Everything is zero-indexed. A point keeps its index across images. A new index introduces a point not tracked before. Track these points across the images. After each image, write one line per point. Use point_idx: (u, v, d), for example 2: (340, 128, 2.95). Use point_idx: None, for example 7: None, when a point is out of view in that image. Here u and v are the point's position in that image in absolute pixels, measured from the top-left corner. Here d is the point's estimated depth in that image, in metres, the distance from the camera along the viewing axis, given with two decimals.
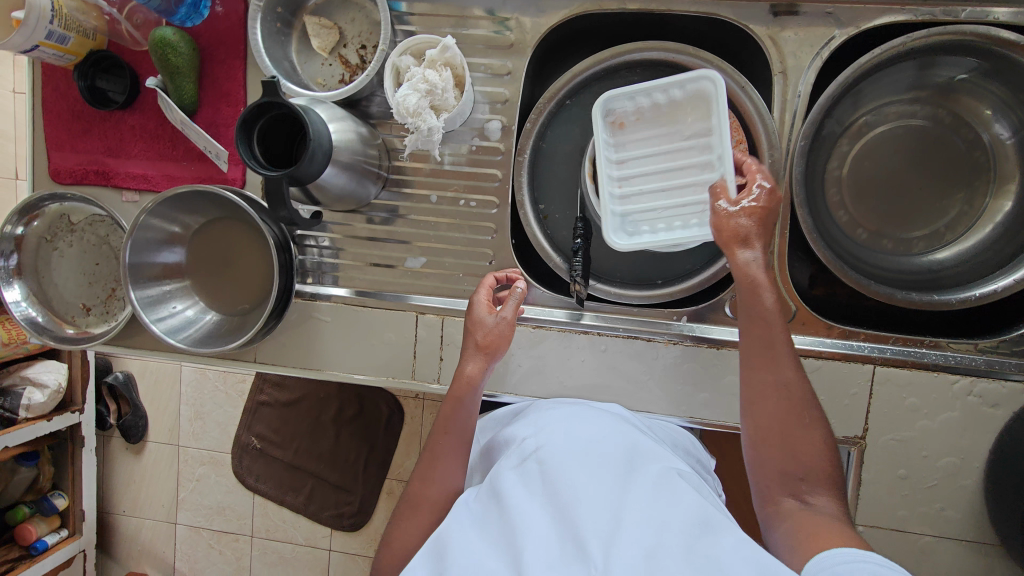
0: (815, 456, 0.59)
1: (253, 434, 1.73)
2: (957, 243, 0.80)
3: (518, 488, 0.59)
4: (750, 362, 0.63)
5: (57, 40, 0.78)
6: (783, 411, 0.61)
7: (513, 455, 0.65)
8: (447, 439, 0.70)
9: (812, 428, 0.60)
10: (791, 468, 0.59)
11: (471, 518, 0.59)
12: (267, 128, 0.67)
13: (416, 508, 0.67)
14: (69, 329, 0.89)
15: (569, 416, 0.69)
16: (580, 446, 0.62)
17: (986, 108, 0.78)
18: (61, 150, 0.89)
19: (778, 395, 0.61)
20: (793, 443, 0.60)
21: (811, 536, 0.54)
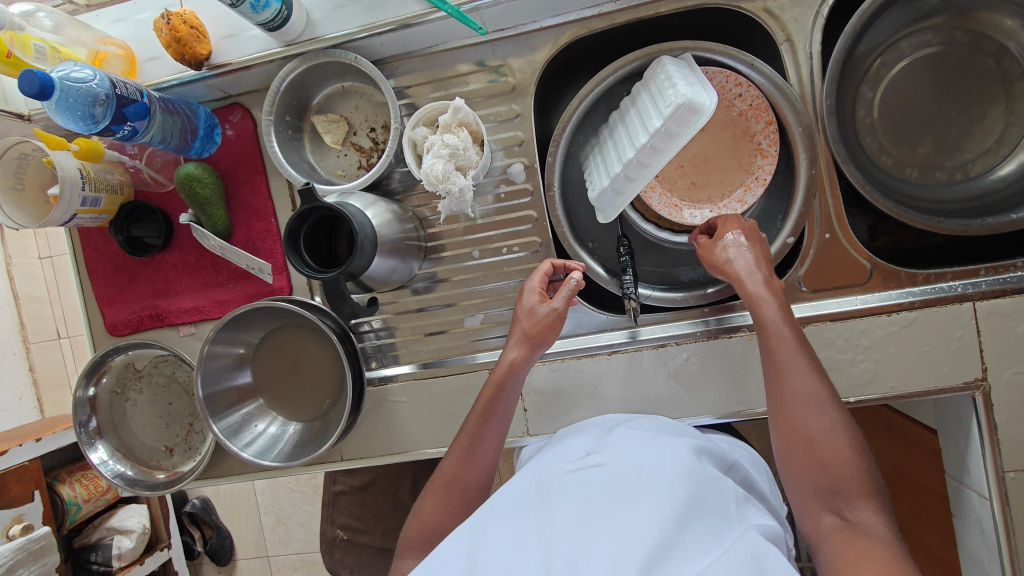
0: (849, 464, 0.55)
1: (338, 525, 1.56)
2: (1016, 155, 0.76)
3: (565, 502, 0.54)
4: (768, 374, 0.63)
5: (91, 204, 0.81)
6: (808, 411, 0.58)
7: (574, 460, 0.62)
8: (487, 438, 0.69)
9: (841, 441, 0.57)
10: (826, 484, 0.56)
11: (508, 513, 0.55)
12: (311, 232, 0.67)
13: (445, 495, 0.67)
14: (158, 475, 0.89)
15: (636, 437, 0.63)
16: (647, 464, 0.57)
17: (1005, 18, 0.75)
18: (112, 305, 0.92)
19: (798, 406, 0.59)
20: (822, 452, 0.56)
21: (850, 552, 0.50)
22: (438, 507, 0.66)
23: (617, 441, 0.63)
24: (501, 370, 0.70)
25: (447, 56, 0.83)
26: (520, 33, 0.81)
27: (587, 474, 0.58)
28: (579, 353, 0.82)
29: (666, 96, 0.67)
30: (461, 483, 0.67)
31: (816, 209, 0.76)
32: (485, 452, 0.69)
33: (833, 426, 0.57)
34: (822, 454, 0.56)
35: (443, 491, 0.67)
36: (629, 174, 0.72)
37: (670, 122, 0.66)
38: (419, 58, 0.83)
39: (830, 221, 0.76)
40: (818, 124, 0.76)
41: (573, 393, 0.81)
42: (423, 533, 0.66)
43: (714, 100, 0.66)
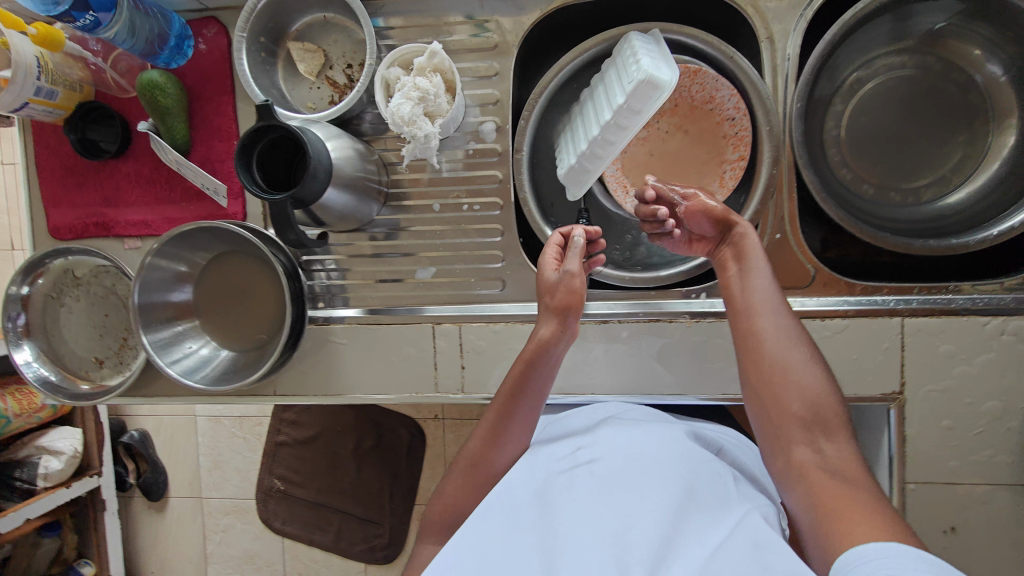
0: (823, 401, 0.60)
1: (275, 476, 1.62)
2: (966, 185, 0.79)
3: (566, 509, 0.60)
4: (737, 326, 0.66)
5: (45, 95, 0.78)
6: (784, 347, 0.63)
7: (564, 458, 0.67)
8: (518, 426, 0.69)
9: (813, 375, 0.61)
10: (803, 418, 0.59)
11: (514, 515, 0.60)
12: (266, 153, 0.66)
13: (471, 476, 0.69)
14: (83, 385, 0.88)
15: (616, 433, 0.69)
16: (634, 467, 0.64)
17: (976, 50, 0.77)
18: (58, 207, 0.89)
19: (769, 340, 0.63)
20: (795, 388, 0.60)
21: (825, 495, 0.54)
22: (457, 493, 0.68)
23: (604, 435, 0.69)
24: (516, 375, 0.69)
25: (435, 4, 0.81)
26: None
27: (581, 472, 0.64)
28: (524, 319, 0.83)
29: (630, 73, 0.68)
30: (483, 472, 0.68)
31: (770, 210, 0.77)
32: (512, 443, 0.69)
33: (808, 366, 0.62)
34: (793, 394, 0.60)
35: (466, 473, 0.69)
36: (595, 151, 0.73)
37: (632, 98, 0.67)
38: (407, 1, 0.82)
39: (782, 222, 0.78)
40: (786, 126, 0.77)
41: (512, 356, 0.83)
42: (445, 515, 0.68)
43: (675, 74, 0.66)
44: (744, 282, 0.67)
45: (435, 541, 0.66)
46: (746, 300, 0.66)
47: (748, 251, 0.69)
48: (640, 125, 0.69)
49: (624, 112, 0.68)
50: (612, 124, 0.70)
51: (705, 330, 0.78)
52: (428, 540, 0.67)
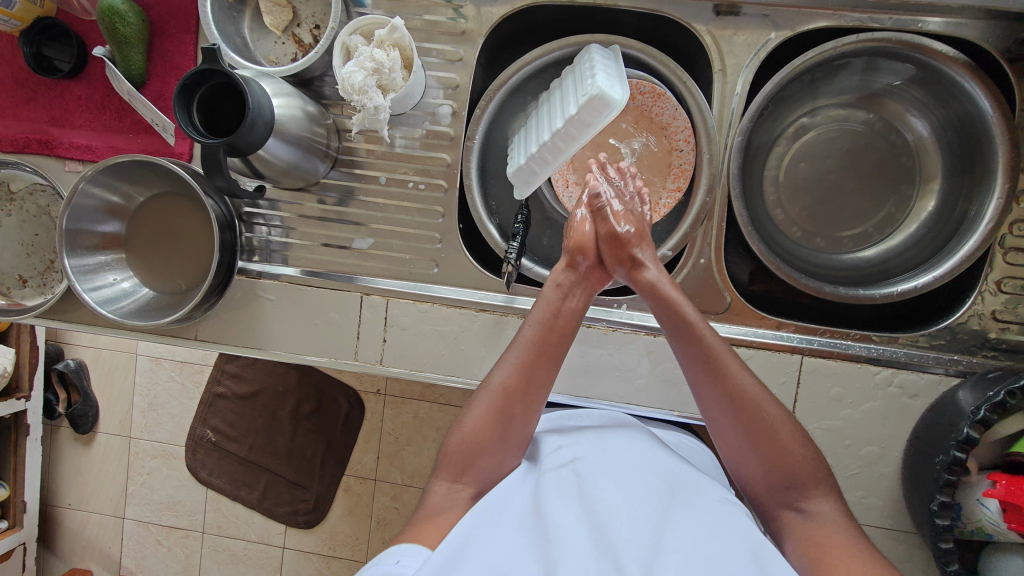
0: (803, 459, 0.62)
1: (208, 427, 1.67)
2: (884, 242, 0.83)
3: (558, 502, 0.57)
4: (699, 381, 0.65)
5: (2, 4, 0.78)
6: (752, 411, 0.62)
7: (550, 462, 0.65)
8: (534, 378, 0.66)
9: (785, 431, 0.62)
10: (781, 480, 0.62)
11: (505, 516, 0.57)
12: (208, 97, 0.67)
13: (498, 420, 0.65)
14: (0, 300, 0.87)
15: (600, 437, 0.68)
16: (625, 464, 0.62)
17: (907, 111, 0.82)
18: (2, 118, 0.88)
19: (735, 405, 0.63)
20: (775, 450, 0.62)
21: (818, 545, 0.56)
22: (467, 441, 0.64)
23: (585, 439, 0.68)
24: (546, 311, 0.69)
25: None
26: None
27: (565, 471, 0.62)
28: (453, 302, 0.85)
29: (586, 86, 0.70)
30: (514, 404, 0.65)
31: (699, 235, 0.80)
32: (530, 396, 0.66)
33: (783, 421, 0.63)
34: (783, 451, 0.62)
35: (495, 411, 0.65)
36: (544, 156, 0.75)
37: (584, 111, 0.69)
38: None
39: (707, 248, 0.80)
40: (726, 156, 0.80)
41: (433, 334, 0.84)
42: (462, 454, 0.64)
43: (626, 94, 0.68)
44: (703, 343, 0.65)
45: (452, 485, 0.64)
46: (709, 374, 0.64)
47: (665, 300, 0.69)
48: (590, 137, 0.71)
49: (575, 125, 0.70)
50: (563, 132, 0.72)
51: (620, 340, 0.80)
52: (441, 479, 0.65)
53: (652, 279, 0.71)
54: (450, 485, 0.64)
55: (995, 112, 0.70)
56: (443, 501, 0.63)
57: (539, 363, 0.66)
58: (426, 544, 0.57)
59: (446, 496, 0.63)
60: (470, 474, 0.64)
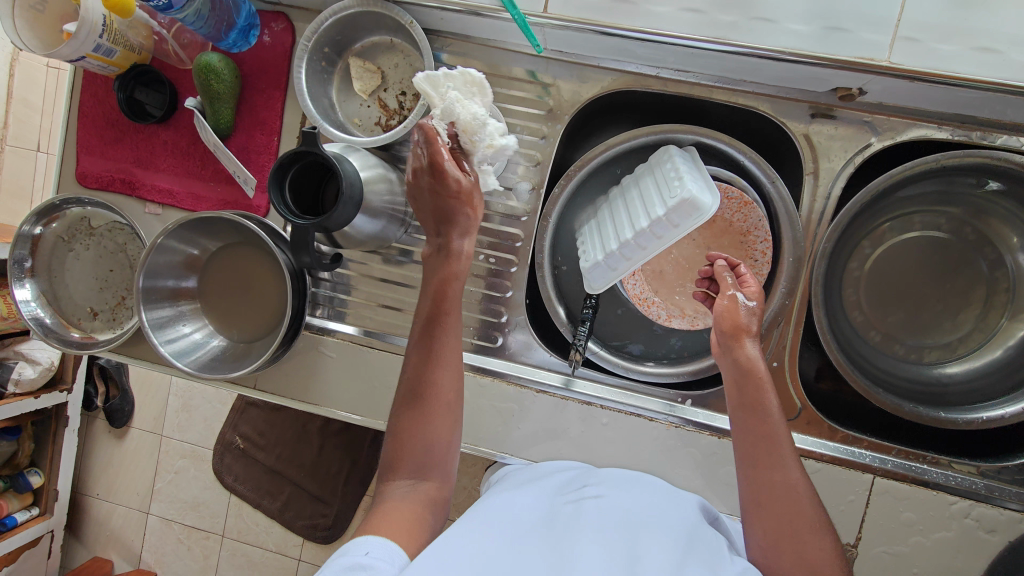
0: (828, 559, 0.57)
1: (238, 434, 1.65)
2: (968, 359, 0.80)
3: (579, 531, 0.57)
4: (753, 461, 0.62)
5: (104, 53, 0.79)
6: (789, 503, 0.59)
7: (570, 494, 0.66)
8: (442, 352, 0.65)
9: (824, 538, 0.58)
10: (802, 574, 0.56)
11: (513, 525, 0.58)
12: (299, 174, 0.67)
13: (418, 411, 0.64)
14: (74, 333, 0.89)
15: (622, 483, 0.69)
16: (638, 506, 0.63)
17: (1013, 236, 0.78)
18: (90, 155, 0.90)
19: (781, 496, 0.60)
20: (803, 547, 0.57)
21: None
22: (409, 438, 0.63)
23: (610, 480, 0.69)
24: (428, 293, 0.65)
25: (502, 54, 0.82)
26: (577, 61, 0.80)
27: (587, 503, 0.63)
28: (508, 378, 0.83)
29: (673, 188, 0.69)
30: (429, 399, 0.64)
31: (774, 337, 0.78)
32: (449, 362, 0.65)
33: (820, 533, 0.58)
34: (810, 549, 0.57)
35: (411, 409, 0.64)
36: (625, 252, 0.73)
37: (671, 213, 0.68)
38: (476, 44, 0.82)
39: (783, 351, 0.78)
40: (808, 260, 0.78)
41: (491, 411, 0.81)
42: (411, 457, 0.63)
43: (716, 201, 0.67)
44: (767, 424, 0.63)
45: (405, 477, 0.62)
46: (762, 455, 0.62)
47: (759, 387, 0.64)
48: (676, 239, 0.69)
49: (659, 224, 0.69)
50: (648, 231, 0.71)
51: (681, 437, 0.79)
52: (396, 476, 0.63)
53: (751, 355, 0.65)
54: (406, 481, 0.62)
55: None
56: (404, 493, 0.61)
57: (432, 329, 0.66)
58: (391, 536, 0.55)
59: (399, 491, 0.62)
60: (415, 465, 0.63)
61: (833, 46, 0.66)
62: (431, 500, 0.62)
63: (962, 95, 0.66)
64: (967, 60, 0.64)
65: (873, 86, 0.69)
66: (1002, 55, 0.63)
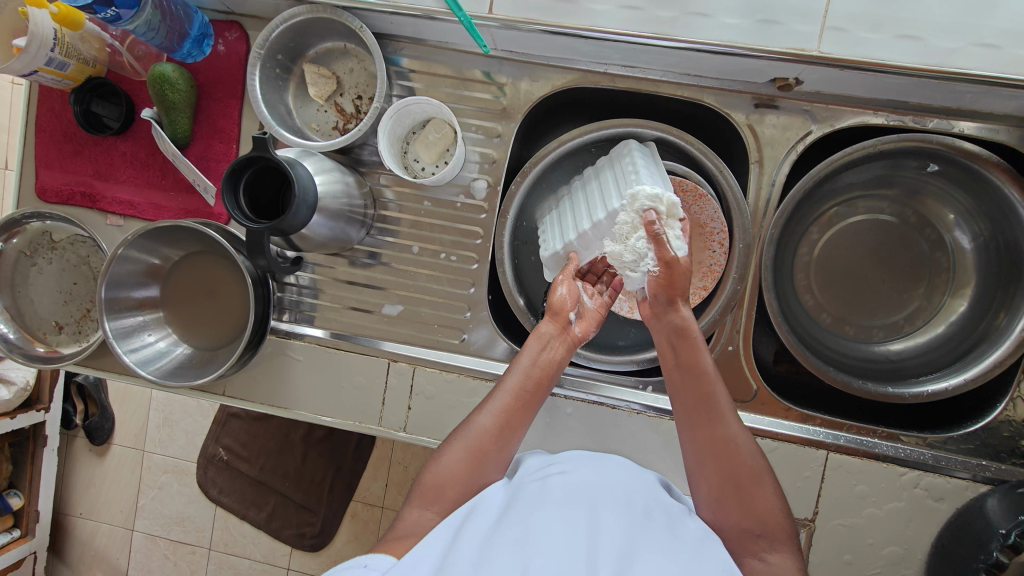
0: (775, 516, 0.60)
1: (221, 446, 1.63)
2: (914, 336, 0.83)
3: (540, 511, 0.55)
4: (694, 420, 0.64)
5: (56, 66, 0.79)
6: (731, 457, 0.61)
7: (535, 472, 0.64)
8: (514, 427, 0.66)
9: (765, 486, 0.61)
10: (746, 523, 0.60)
11: (479, 518, 0.56)
12: (253, 178, 0.69)
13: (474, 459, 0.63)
14: (39, 348, 0.89)
15: (586, 455, 0.66)
16: (603, 483, 0.60)
17: (950, 213, 0.82)
18: (49, 169, 0.90)
19: (720, 453, 0.61)
20: (751, 498, 0.60)
21: None
22: (445, 478, 0.63)
23: (575, 455, 0.66)
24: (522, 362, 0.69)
25: (455, 56, 0.84)
26: (528, 60, 0.82)
27: (551, 480, 0.61)
28: (476, 374, 0.85)
29: (629, 182, 0.70)
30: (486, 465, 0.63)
31: (728, 322, 0.80)
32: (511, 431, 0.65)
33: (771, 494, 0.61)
34: (757, 503, 0.60)
35: (468, 463, 0.63)
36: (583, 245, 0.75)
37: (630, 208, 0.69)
38: (430, 47, 0.83)
39: (736, 335, 0.81)
40: (757, 246, 0.80)
41: (460, 407, 0.84)
42: (434, 488, 0.63)
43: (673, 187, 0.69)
44: (705, 387, 0.64)
45: (426, 508, 0.63)
46: (701, 412, 0.63)
47: (690, 346, 0.65)
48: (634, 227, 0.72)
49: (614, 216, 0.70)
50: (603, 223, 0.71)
51: (643, 423, 0.81)
52: (414, 505, 0.64)
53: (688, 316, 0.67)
54: (424, 511, 0.63)
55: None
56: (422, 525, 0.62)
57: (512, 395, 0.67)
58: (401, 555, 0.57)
59: (419, 522, 0.62)
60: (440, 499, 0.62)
61: (766, 38, 0.68)
62: None
63: (889, 81, 0.69)
64: (891, 47, 0.67)
65: (807, 75, 0.72)
66: (923, 42, 0.66)
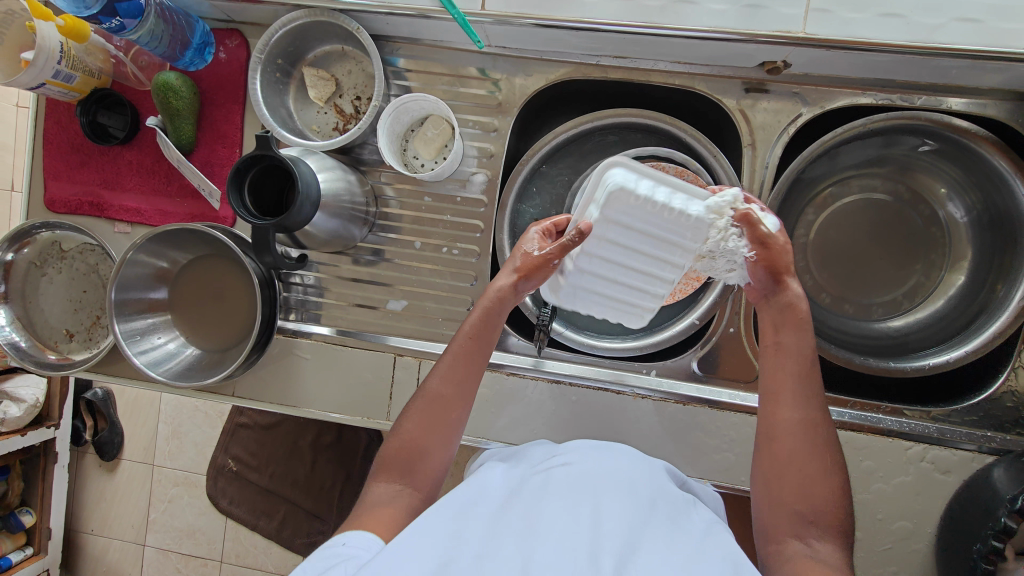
0: (831, 502, 0.59)
1: (230, 456, 1.63)
2: (914, 312, 0.84)
3: (545, 504, 0.56)
4: (777, 397, 0.63)
5: (63, 79, 0.81)
6: (808, 438, 0.61)
7: (540, 464, 0.65)
8: (463, 381, 0.68)
9: (832, 474, 0.60)
10: (802, 509, 0.59)
11: (481, 509, 0.57)
12: (257, 178, 0.70)
13: (431, 417, 0.66)
14: (50, 355, 0.90)
15: (590, 447, 0.67)
16: (606, 473, 0.61)
17: (943, 188, 0.83)
18: (57, 180, 0.92)
19: (806, 433, 0.61)
20: (816, 483, 0.59)
21: None
22: (406, 442, 0.65)
23: (578, 447, 0.67)
24: (476, 319, 0.69)
25: (450, 55, 0.85)
26: (522, 56, 0.84)
27: (556, 473, 0.62)
28: None
29: (687, 227, 0.65)
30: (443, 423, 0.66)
31: (729, 304, 0.82)
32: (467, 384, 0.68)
33: (833, 482, 0.60)
34: (817, 489, 0.59)
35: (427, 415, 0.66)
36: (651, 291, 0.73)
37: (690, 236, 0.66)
38: (425, 47, 0.86)
39: (737, 317, 0.83)
40: None
41: None
42: (402, 456, 0.64)
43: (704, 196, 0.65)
44: (806, 366, 0.63)
45: (392, 481, 0.63)
46: (795, 390, 0.63)
47: (797, 326, 0.64)
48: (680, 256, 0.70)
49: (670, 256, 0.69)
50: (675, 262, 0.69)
51: (649, 407, 0.81)
52: (381, 481, 0.64)
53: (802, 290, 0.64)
54: (393, 485, 0.63)
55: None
56: (388, 496, 0.62)
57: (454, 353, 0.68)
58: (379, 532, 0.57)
59: (387, 495, 0.62)
60: (404, 469, 0.64)
61: (753, 22, 0.70)
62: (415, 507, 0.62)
63: (875, 59, 0.70)
64: (876, 26, 0.68)
65: (795, 58, 0.73)
66: (907, 20, 0.68)
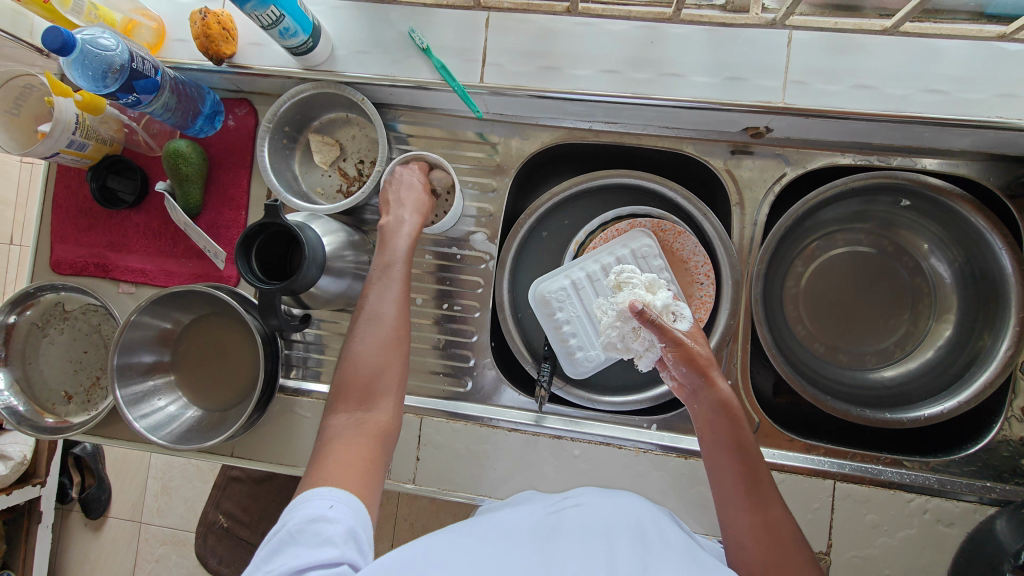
0: None
1: (221, 512, 1.53)
2: (903, 362, 0.86)
3: (560, 540, 0.54)
4: (719, 457, 0.64)
5: (77, 148, 0.84)
6: (778, 544, 0.57)
7: (550, 507, 0.65)
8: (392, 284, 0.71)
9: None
10: None
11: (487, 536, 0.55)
12: (264, 243, 0.72)
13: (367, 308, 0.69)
14: (48, 419, 0.89)
15: (598, 492, 0.67)
16: (617, 514, 0.60)
17: (924, 243, 0.87)
18: (64, 243, 0.93)
19: (766, 532, 0.58)
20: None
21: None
22: (356, 357, 0.66)
23: (587, 493, 0.66)
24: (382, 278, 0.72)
25: (449, 121, 0.90)
26: (518, 121, 0.89)
27: (565, 514, 0.61)
28: (484, 421, 0.85)
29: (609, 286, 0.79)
30: (379, 390, 0.65)
31: (725, 356, 0.83)
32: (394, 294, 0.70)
33: None
34: None
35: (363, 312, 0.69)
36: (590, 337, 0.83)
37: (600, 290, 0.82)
38: (425, 113, 0.90)
39: (734, 369, 0.83)
40: (745, 282, 0.84)
41: (467, 455, 0.83)
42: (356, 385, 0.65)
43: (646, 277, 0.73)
44: (750, 462, 0.62)
45: (347, 407, 0.63)
46: (744, 489, 0.61)
47: (730, 421, 0.64)
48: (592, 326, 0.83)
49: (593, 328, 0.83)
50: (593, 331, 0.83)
51: (651, 461, 0.81)
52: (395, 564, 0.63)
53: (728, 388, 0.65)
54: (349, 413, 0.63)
55: (1014, 269, 0.75)
56: (341, 427, 0.62)
57: (380, 279, 0.71)
58: (347, 485, 0.56)
59: (341, 423, 0.62)
60: (360, 396, 0.64)
61: (737, 93, 0.75)
62: (378, 432, 0.63)
63: (853, 126, 0.75)
64: (850, 96, 0.73)
65: (776, 124, 0.78)
66: (878, 91, 0.73)
